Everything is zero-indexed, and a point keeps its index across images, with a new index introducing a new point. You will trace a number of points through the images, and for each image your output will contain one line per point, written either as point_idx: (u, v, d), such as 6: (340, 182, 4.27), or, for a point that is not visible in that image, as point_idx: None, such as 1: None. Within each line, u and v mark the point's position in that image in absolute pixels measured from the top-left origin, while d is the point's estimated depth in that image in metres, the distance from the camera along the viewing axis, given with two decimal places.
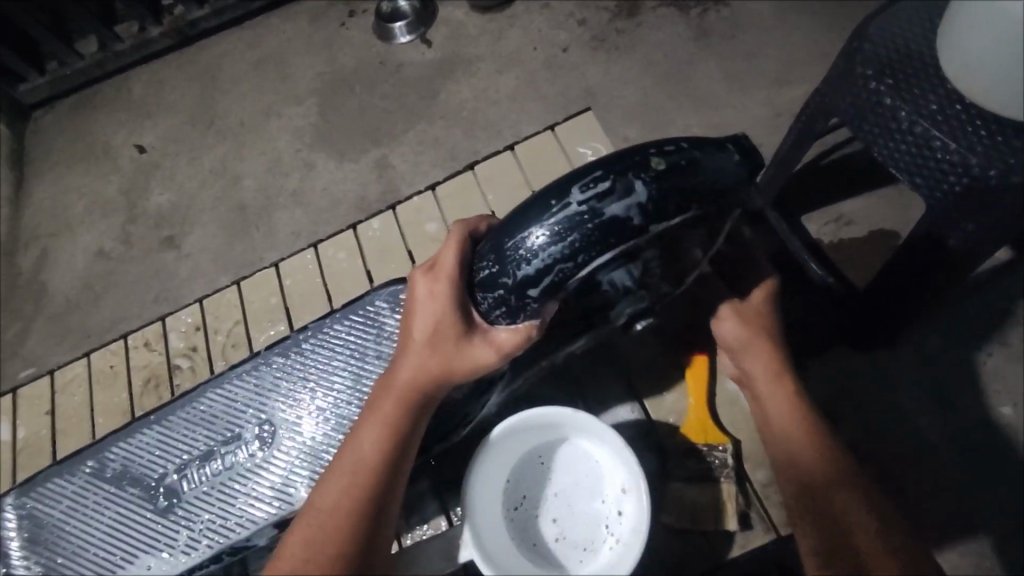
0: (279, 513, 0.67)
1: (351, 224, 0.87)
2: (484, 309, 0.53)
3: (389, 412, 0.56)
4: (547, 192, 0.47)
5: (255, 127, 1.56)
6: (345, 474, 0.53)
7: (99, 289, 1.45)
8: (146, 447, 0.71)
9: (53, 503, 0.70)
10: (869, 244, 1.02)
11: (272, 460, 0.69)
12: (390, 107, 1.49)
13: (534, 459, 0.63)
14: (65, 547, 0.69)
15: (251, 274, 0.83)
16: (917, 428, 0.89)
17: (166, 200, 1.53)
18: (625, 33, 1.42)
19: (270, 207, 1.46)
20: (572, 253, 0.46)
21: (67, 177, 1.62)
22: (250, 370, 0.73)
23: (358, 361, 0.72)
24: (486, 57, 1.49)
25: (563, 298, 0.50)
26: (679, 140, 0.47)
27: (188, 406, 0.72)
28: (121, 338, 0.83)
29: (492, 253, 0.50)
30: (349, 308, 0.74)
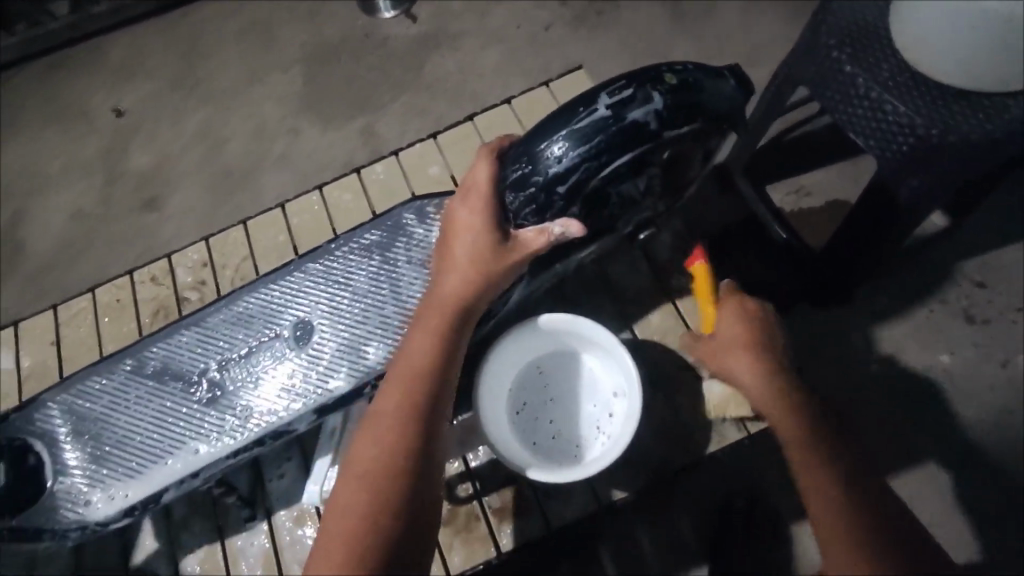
0: (319, 400, 0.69)
1: (355, 167, 0.90)
2: (514, 209, 0.59)
3: (435, 325, 0.58)
4: (576, 101, 0.56)
5: (239, 94, 1.57)
6: (401, 383, 0.55)
7: (80, 249, 1.47)
8: (186, 345, 0.72)
9: (96, 397, 0.70)
10: (827, 211, 1.11)
11: (307, 356, 0.70)
12: (377, 78, 1.52)
13: (533, 368, 0.68)
14: (110, 436, 0.69)
15: (259, 212, 0.86)
16: (865, 370, 0.99)
17: (147, 162, 1.54)
18: (606, 14, 1.48)
19: (256, 171, 1.48)
20: (597, 152, 0.55)
21: (40, 138, 1.60)
22: (283, 276, 0.74)
23: (390, 267, 0.74)
24: (471, 33, 1.54)
25: (585, 200, 0.58)
26: (686, 66, 0.55)
27: (225, 308, 0.73)
28: (127, 273, 0.85)
29: (524, 156, 0.57)
30: (376, 221, 0.76)
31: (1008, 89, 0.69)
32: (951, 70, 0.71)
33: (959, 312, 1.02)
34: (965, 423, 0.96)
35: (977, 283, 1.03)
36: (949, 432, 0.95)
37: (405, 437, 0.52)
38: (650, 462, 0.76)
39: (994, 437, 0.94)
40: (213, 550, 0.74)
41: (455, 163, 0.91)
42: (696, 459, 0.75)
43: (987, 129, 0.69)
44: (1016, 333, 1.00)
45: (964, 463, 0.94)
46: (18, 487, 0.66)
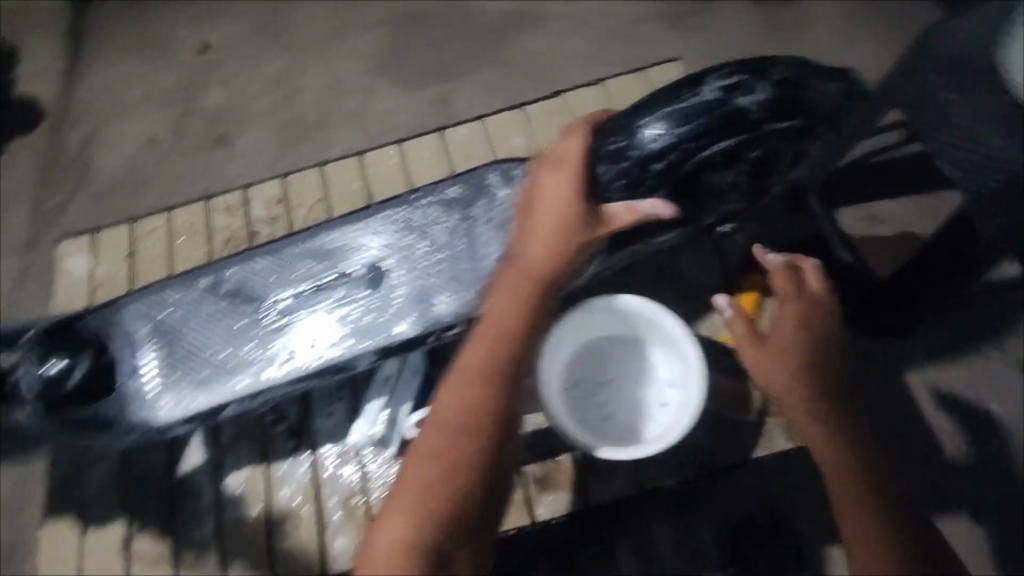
0: (383, 342, 0.70)
1: (437, 127, 0.90)
2: (606, 181, 0.61)
3: (519, 293, 0.57)
4: (681, 85, 0.58)
5: (319, 46, 1.60)
6: (484, 342, 0.55)
7: (147, 175, 1.52)
8: (264, 270, 0.74)
9: (172, 307, 0.73)
10: (897, 241, 1.09)
11: (378, 298, 0.72)
12: (456, 49, 1.54)
13: (593, 350, 0.73)
14: (180, 346, 0.71)
15: (338, 157, 0.87)
16: (913, 407, 0.97)
17: (223, 101, 1.59)
18: (693, 15, 1.47)
19: (326, 123, 1.51)
20: (699, 133, 0.57)
21: (124, 63, 1.65)
22: (364, 217, 0.76)
23: (468, 224, 0.75)
24: (555, 15, 1.53)
25: (675, 179, 0.60)
26: (789, 61, 0.58)
27: (304, 241, 0.75)
28: (205, 199, 0.87)
29: (621, 130, 0.60)
30: (461, 177, 0.77)
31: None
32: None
33: (1018, 363, 0.99)
34: (1009, 476, 0.93)
35: None
36: (990, 483, 0.93)
37: (486, 400, 0.51)
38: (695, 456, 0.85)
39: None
40: (256, 474, 0.77)
41: (536, 136, 0.90)
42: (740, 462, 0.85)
43: None
44: None
45: (1002, 516, 0.91)
46: (94, 379, 0.68)
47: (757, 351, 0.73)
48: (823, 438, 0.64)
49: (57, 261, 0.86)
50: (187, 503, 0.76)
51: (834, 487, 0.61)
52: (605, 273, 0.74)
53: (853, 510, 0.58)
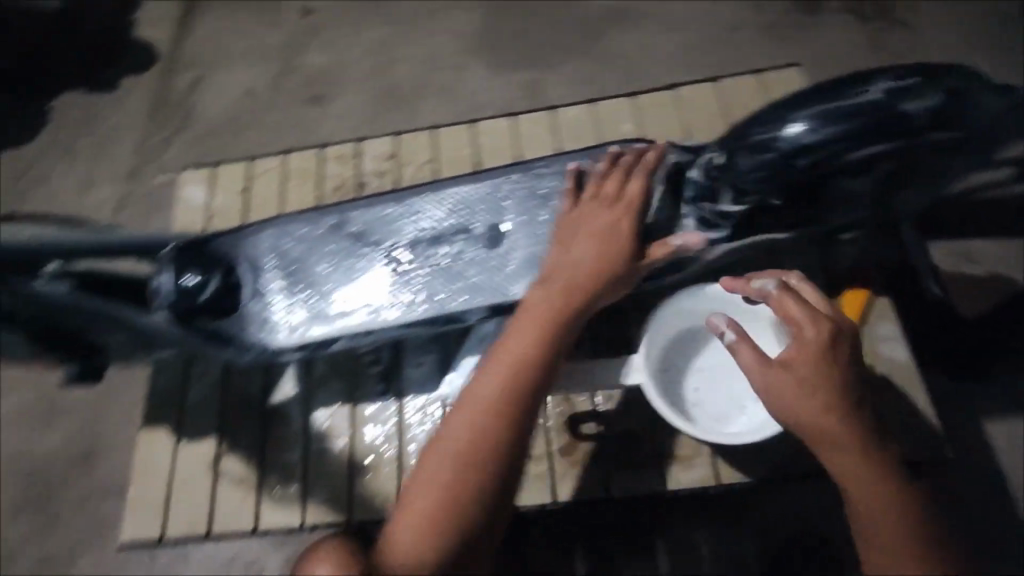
0: (496, 298, 0.74)
1: (552, 105, 0.90)
2: (746, 169, 0.67)
3: (544, 322, 0.65)
4: (849, 83, 0.61)
5: (419, 19, 1.64)
6: (501, 374, 0.62)
7: (245, 125, 1.61)
8: (388, 217, 0.79)
9: (298, 240, 0.78)
10: (993, 282, 1.05)
11: (493, 256, 0.75)
12: (554, 36, 1.55)
13: (692, 337, 0.79)
14: (304, 278, 0.77)
15: (452, 122, 0.89)
16: (991, 452, 0.94)
17: (321, 62, 1.64)
18: (800, 29, 1.45)
19: (418, 95, 1.55)
20: (854, 134, 0.60)
21: (234, 17, 1.74)
22: (486, 179, 0.79)
23: (590, 197, 0.76)
24: (657, 13, 1.53)
25: (816, 174, 0.65)
26: (959, 69, 0.60)
27: (428, 194, 0.80)
28: (319, 147, 0.90)
29: (771, 124, 0.65)
30: (586, 151, 0.79)
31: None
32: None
33: None
34: None
35: None
36: None
37: (501, 422, 0.60)
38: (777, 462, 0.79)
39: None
40: (345, 411, 0.81)
41: (648, 124, 0.89)
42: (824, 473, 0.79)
43: None
44: None
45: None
46: (221, 297, 0.74)
47: (770, 381, 0.66)
48: (866, 473, 0.60)
49: (177, 188, 0.90)
50: (277, 430, 0.81)
51: (883, 540, 0.57)
52: (721, 261, 0.78)
53: (901, 561, 0.56)
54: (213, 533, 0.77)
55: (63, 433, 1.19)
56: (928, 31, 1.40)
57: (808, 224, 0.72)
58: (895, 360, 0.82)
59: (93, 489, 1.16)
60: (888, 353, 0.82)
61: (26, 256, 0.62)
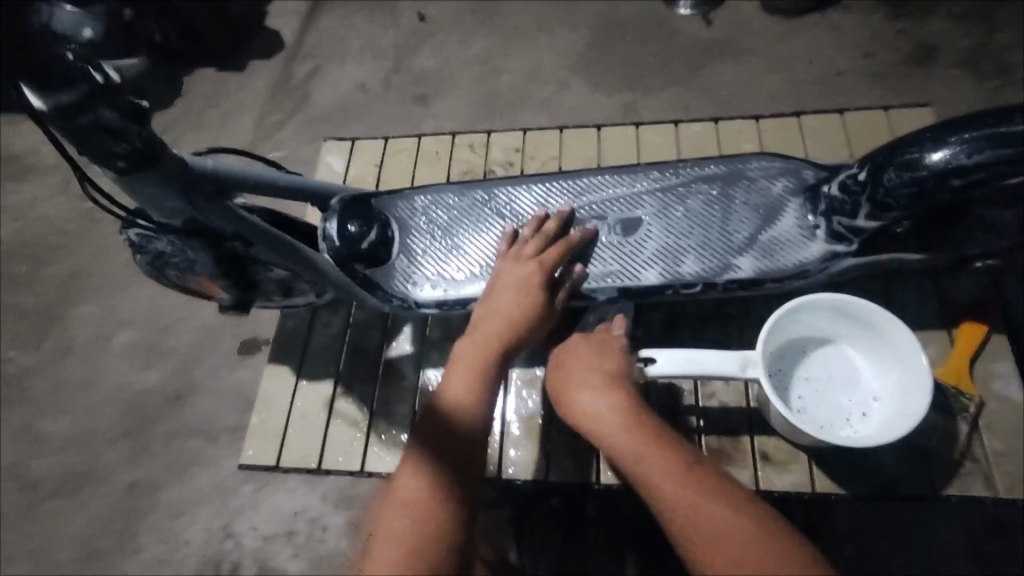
0: (623, 283, 0.81)
1: (676, 119, 0.95)
2: (891, 185, 0.69)
3: (479, 360, 0.67)
4: (1012, 111, 0.64)
5: (526, 34, 1.75)
6: (442, 414, 0.63)
7: (353, 115, 1.70)
8: (530, 198, 0.87)
9: (447, 209, 0.88)
10: None
11: (625, 245, 0.83)
12: (655, 64, 1.63)
13: (801, 345, 0.80)
14: (447, 242, 0.86)
15: (581, 123, 0.94)
16: None
17: (430, 65, 1.76)
18: (907, 79, 1.47)
19: (519, 105, 1.62)
20: (1012, 158, 0.63)
21: (354, 17, 1.89)
22: (628, 174, 0.86)
23: (726, 200, 0.82)
24: (760, 53, 1.59)
25: (966, 195, 0.67)
26: None
27: (569, 180, 0.87)
28: (454, 134, 0.98)
29: (918, 144, 0.68)
30: (725, 158, 0.85)
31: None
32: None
33: None
34: None
35: None
36: None
37: (444, 458, 0.60)
38: (884, 481, 0.78)
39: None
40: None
41: (768, 146, 0.93)
42: (928, 495, 0.77)
43: None
44: None
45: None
46: (377, 248, 0.85)
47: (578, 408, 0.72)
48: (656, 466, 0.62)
49: (321, 157, 1.00)
50: (390, 383, 0.88)
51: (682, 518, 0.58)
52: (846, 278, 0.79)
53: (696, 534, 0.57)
54: (321, 467, 0.85)
55: (160, 373, 1.29)
56: None
57: (942, 252, 0.73)
58: (1010, 398, 0.80)
59: (178, 429, 1.23)
60: (1004, 391, 0.81)
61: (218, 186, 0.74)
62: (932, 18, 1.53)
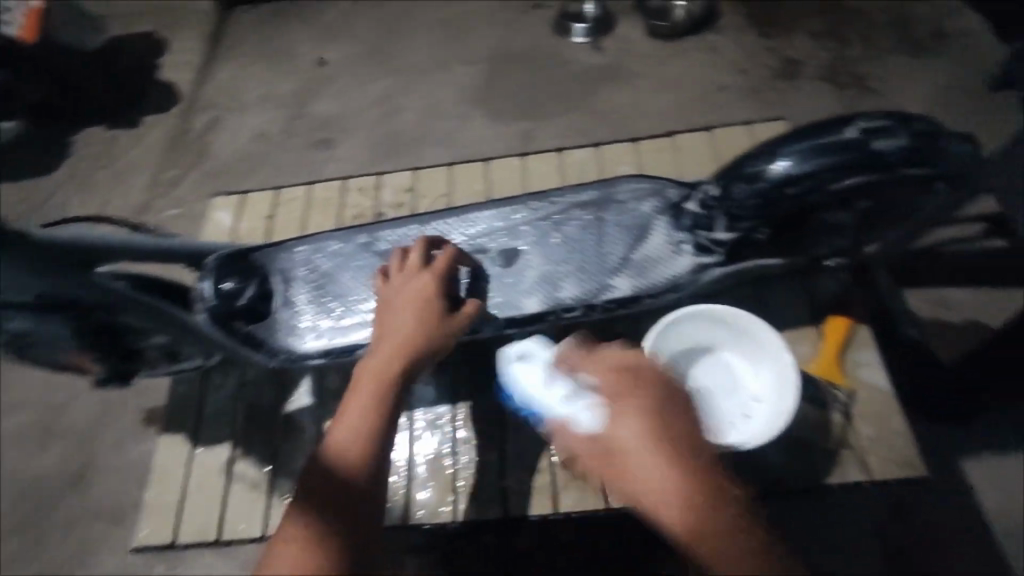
0: (505, 313, 0.83)
1: (559, 147, 0.99)
2: (739, 196, 0.75)
3: (372, 391, 0.65)
4: (833, 124, 0.69)
5: (426, 74, 1.79)
6: (334, 454, 0.60)
7: (255, 162, 1.68)
8: (411, 237, 0.89)
9: (329, 256, 0.89)
10: (968, 329, 1.12)
11: (507, 276, 0.86)
12: (552, 93, 1.69)
13: (685, 357, 0.83)
14: (332, 289, 0.87)
15: (466, 159, 0.96)
16: (968, 490, 1.02)
17: (331, 108, 1.77)
18: (782, 92, 1.59)
19: (420, 141, 1.67)
20: (837, 166, 0.68)
21: (250, 65, 1.87)
22: (509, 206, 0.90)
23: (597, 224, 0.88)
24: (648, 75, 1.68)
25: (805, 202, 0.71)
26: (933, 118, 0.68)
27: (454, 217, 0.90)
28: (343, 179, 0.98)
29: (762, 156, 0.73)
30: (597, 184, 0.90)
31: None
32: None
33: None
34: None
35: None
36: None
37: (334, 501, 0.57)
38: (770, 475, 0.85)
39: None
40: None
41: (647, 166, 0.98)
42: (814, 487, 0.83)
43: None
44: None
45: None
46: (257, 302, 0.85)
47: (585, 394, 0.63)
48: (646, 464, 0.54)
49: (209, 213, 0.97)
50: (294, 437, 0.87)
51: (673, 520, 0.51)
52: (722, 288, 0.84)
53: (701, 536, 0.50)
54: (223, 539, 0.82)
55: (55, 453, 1.19)
56: (896, 95, 1.53)
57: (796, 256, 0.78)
58: (874, 384, 0.88)
59: (76, 510, 1.14)
60: (869, 377, 0.89)
61: (83, 250, 0.73)
62: (795, 34, 1.67)
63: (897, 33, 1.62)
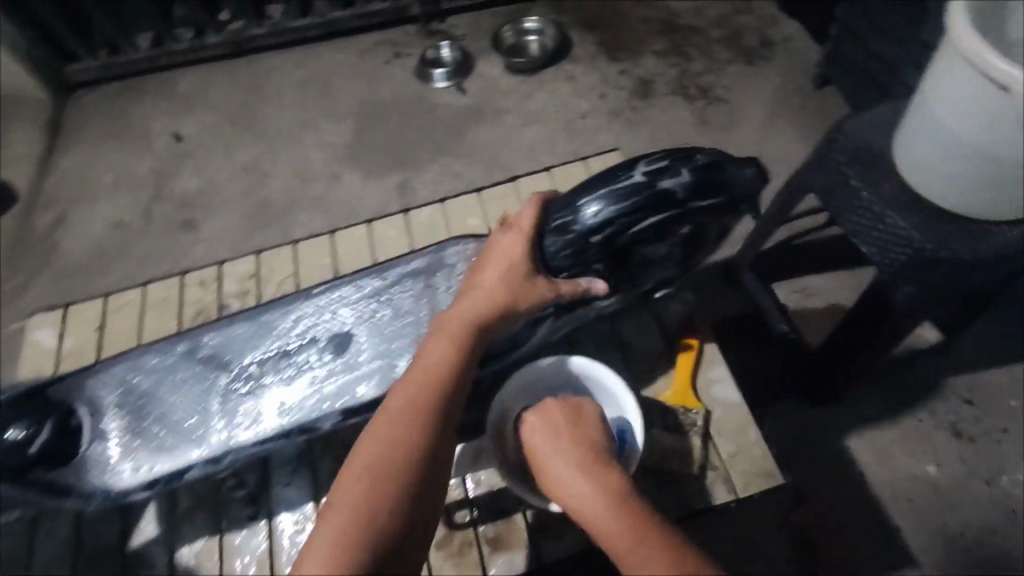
0: (347, 403, 0.71)
1: (404, 209, 0.94)
2: (550, 252, 0.62)
3: (421, 396, 0.55)
4: (615, 167, 0.59)
5: (292, 135, 1.74)
6: (373, 466, 0.51)
7: (112, 256, 1.58)
8: (238, 336, 0.77)
9: (148, 373, 0.75)
10: (828, 313, 1.19)
11: (341, 364, 0.74)
12: (421, 139, 1.69)
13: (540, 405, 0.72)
14: (152, 412, 0.73)
15: (307, 236, 0.89)
16: (853, 469, 1.07)
17: (194, 185, 1.68)
18: (638, 111, 1.65)
19: (292, 208, 1.61)
20: (630, 211, 0.58)
21: (99, 151, 1.76)
22: (328, 289, 0.79)
23: (432, 289, 0.78)
24: (513, 110, 1.71)
25: (611, 251, 0.61)
26: (710, 150, 0.59)
27: (279, 309, 0.79)
28: (181, 273, 0.88)
29: (566, 207, 0.60)
30: (422, 250, 0.81)
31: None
32: (992, 203, 0.77)
33: (947, 424, 1.10)
34: (948, 530, 1.02)
35: (965, 399, 1.11)
36: (924, 536, 1.02)
37: (378, 512, 0.49)
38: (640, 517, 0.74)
39: (969, 544, 1.01)
40: (210, 545, 0.74)
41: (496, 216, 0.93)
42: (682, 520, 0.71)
43: (974, 251, 0.78)
44: (1001, 451, 1.07)
45: (938, 569, 1.00)
46: (58, 444, 0.70)
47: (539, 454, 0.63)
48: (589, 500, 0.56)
49: (26, 334, 0.84)
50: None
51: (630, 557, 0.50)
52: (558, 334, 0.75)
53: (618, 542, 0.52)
54: None
55: None
56: (741, 102, 1.63)
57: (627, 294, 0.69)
58: (728, 401, 0.78)
59: None
60: (724, 395, 0.79)
61: None
62: (642, 55, 1.76)
63: (732, 45, 1.74)
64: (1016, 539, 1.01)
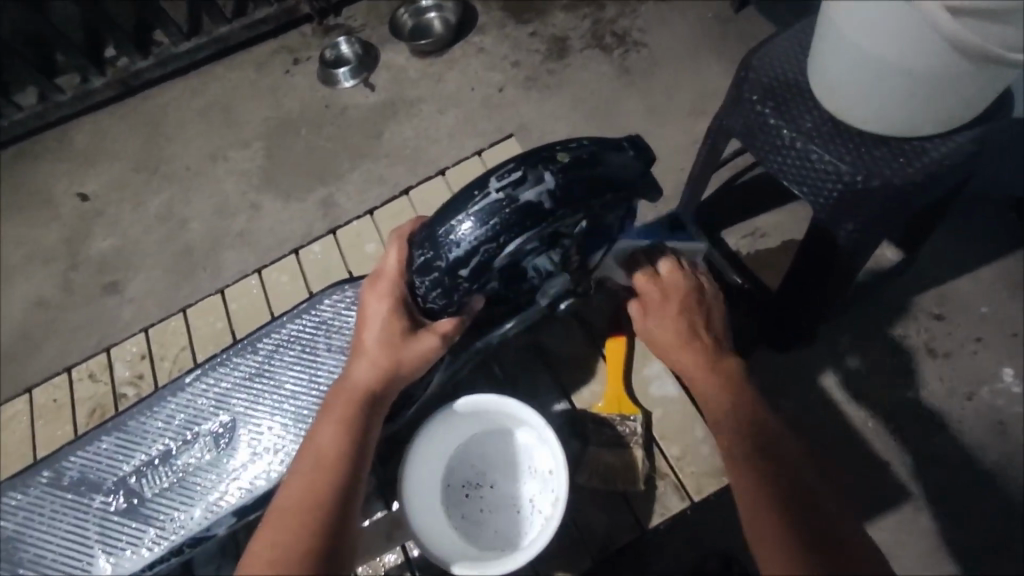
0: (237, 502, 0.73)
1: (293, 249, 0.94)
2: (422, 292, 0.60)
3: (312, 480, 0.54)
4: (470, 185, 0.55)
5: (202, 171, 1.63)
6: (266, 556, 0.49)
7: (40, 337, 1.48)
8: (104, 453, 0.77)
9: (14, 515, 0.76)
10: (780, 252, 1.14)
11: (222, 458, 0.75)
12: (337, 148, 1.58)
13: (464, 454, 0.70)
14: (25, 555, 0.74)
15: (195, 301, 0.91)
16: (833, 411, 1.03)
17: (110, 246, 1.57)
18: (556, 73, 1.56)
19: (218, 248, 1.52)
20: (497, 232, 0.53)
21: (6, 228, 1.64)
22: (199, 377, 0.79)
23: (310, 355, 0.79)
24: (427, 98, 1.60)
25: (490, 276, 0.57)
26: (581, 139, 0.55)
27: (144, 412, 0.78)
28: (65, 371, 0.90)
29: (427, 242, 0.57)
30: (299, 310, 0.81)
31: (964, 122, 0.72)
32: (915, 122, 0.71)
33: (919, 346, 1.05)
34: (936, 454, 0.98)
35: (934, 315, 1.07)
36: (913, 466, 0.98)
37: None
38: (599, 538, 0.74)
39: (957, 467, 0.97)
40: None
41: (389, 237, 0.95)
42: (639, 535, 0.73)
43: (906, 173, 0.72)
44: (976, 361, 1.03)
45: (931, 496, 0.96)
46: None
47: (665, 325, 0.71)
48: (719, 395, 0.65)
49: None
50: None
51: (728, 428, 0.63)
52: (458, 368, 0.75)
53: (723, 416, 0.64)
54: None
55: None
56: (661, 42, 1.54)
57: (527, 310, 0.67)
58: (670, 397, 0.79)
59: None
60: (662, 392, 0.79)
61: None
62: (552, 12, 1.65)
63: None
64: (1006, 450, 0.97)
